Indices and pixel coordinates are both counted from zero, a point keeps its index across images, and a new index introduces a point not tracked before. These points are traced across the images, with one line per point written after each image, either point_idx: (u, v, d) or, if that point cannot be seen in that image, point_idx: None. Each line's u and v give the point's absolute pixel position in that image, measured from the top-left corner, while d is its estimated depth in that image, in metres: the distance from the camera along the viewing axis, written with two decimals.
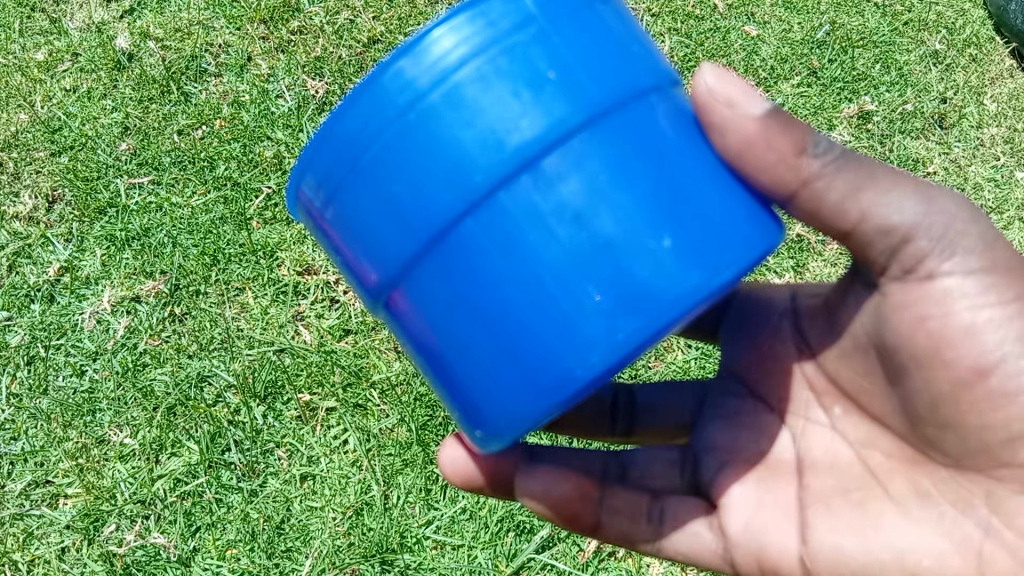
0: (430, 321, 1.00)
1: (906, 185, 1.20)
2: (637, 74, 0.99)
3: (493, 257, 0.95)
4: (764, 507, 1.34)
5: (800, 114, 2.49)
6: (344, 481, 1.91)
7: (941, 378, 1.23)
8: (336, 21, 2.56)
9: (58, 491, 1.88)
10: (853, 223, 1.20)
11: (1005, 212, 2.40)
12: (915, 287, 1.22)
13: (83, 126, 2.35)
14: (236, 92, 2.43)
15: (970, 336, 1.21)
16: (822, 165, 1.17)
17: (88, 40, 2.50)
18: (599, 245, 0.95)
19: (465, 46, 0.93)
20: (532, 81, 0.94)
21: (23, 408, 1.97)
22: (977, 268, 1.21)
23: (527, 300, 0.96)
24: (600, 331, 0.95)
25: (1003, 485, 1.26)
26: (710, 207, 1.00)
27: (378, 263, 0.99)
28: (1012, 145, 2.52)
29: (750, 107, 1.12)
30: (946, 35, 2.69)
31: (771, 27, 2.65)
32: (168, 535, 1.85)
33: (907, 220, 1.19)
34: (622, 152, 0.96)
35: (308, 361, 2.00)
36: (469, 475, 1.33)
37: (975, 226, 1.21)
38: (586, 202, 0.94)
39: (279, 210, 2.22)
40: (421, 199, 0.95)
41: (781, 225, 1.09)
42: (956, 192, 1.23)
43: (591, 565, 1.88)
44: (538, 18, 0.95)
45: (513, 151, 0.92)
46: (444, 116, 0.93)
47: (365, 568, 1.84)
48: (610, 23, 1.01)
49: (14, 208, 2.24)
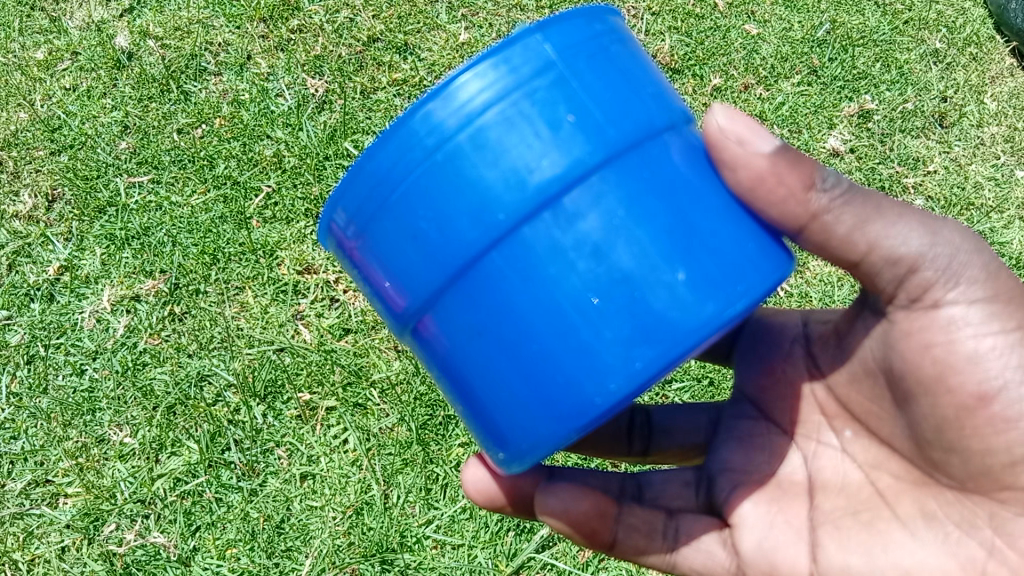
0: (454, 349, 1.03)
1: (913, 218, 1.21)
2: (652, 114, 1.01)
3: (516, 289, 0.97)
4: (776, 527, 1.34)
5: (800, 113, 2.49)
6: (344, 480, 1.91)
7: (945, 403, 1.23)
8: (337, 20, 2.57)
9: (58, 490, 1.88)
10: (862, 254, 1.21)
11: (1006, 212, 2.39)
12: (921, 315, 1.23)
13: (83, 125, 2.35)
14: (236, 91, 2.43)
15: (975, 363, 1.22)
16: (830, 199, 1.18)
17: (88, 39, 2.50)
18: (618, 278, 0.97)
19: (490, 91, 0.95)
20: (554, 123, 0.96)
21: (23, 407, 1.96)
22: (980, 297, 1.22)
23: (548, 330, 0.98)
24: (620, 361, 0.98)
25: (1006, 507, 1.25)
26: (722, 241, 1.03)
27: (405, 292, 1.01)
28: (1012, 144, 2.51)
29: (759, 143, 1.14)
30: (946, 33, 2.69)
31: (771, 25, 2.65)
32: (168, 534, 1.85)
33: (913, 250, 1.20)
34: (639, 189, 0.98)
35: (308, 360, 2.01)
36: (491, 494, 1.37)
37: (979, 258, 1.22)
38: (606, 238, 0.96)
39: (279, 208, 2.22)
40: (447, 235, 0.96)
41: (791, 255, 1.12)
42: (959, 223, 1.23)
43: (592, 564, 1.88)
44: (558, 63, 0.97)
45: (535, 190, 0.95)
46: (470, 157, 0.95)
47: (365, 568, 1.84)
48: (627, 63, 1.04)
49: (14, 208, 2.23)
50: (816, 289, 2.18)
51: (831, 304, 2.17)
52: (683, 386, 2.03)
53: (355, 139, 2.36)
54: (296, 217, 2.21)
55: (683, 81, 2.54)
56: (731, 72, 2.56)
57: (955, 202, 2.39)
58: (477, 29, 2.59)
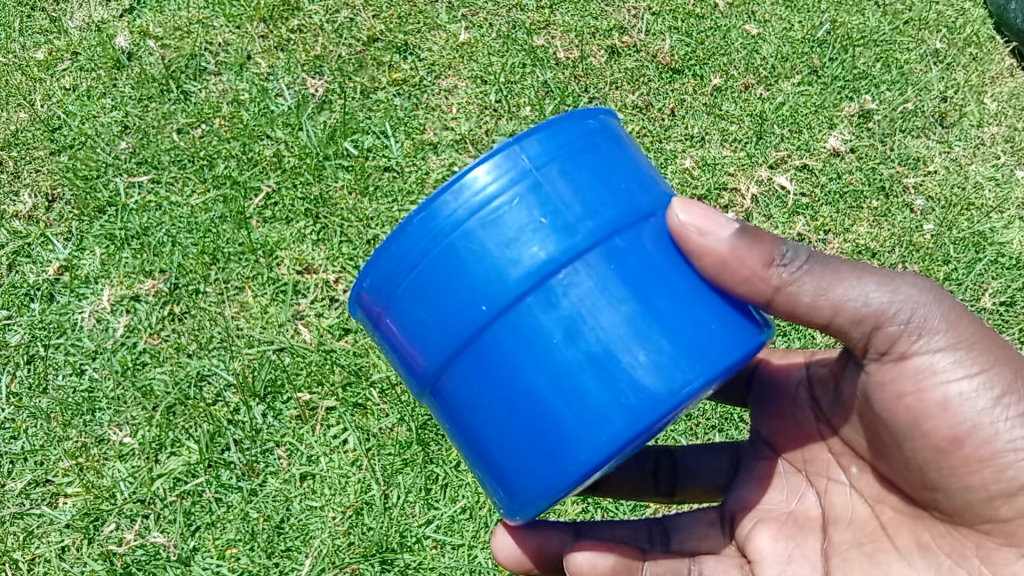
0: (464, 411, 1.09)
1: (874, 281, 1.21)
2: (641, 200, 1.08)
3: (516, 359, 1.03)
4: (792, 561, 1.38)
5: (800, 112, 2.49)
6: (344, 481, 1.90)
7: (923, 446, 1.25)
8: (336, 20, 2.57)
9: (58, 490, 1.88)
10: (829, 317, 1.21)
11: (1006, 212, 2.38)
12: (888, 368, 1.24)
13: (83, 125, 2.35)
14: (235, 91, 2.43)
15: (948, 408, 1.23)
16: (792, 272, 1.18)
17: (87, 39, 2.50)
18: (605, 350, 1.03)
19: (497, 184, 1.02)
20: (553, 212, 1.03)
21: (23, 407, 1.96)
22: (943, 347, 1.22)
23: (544, 396, 1.04)
24: (612, 424, 1.03)
25: (991, 538, 1.28)
26: (705, 310, 1.09)
27: (418, 362, 1.08)
28: (1012, 144, 2.50)
29: (719, 220, 1.12)
30: (946, 33, 2.69)
31: (772, 25, 2.65)
32: (168, 534, 1.85)
33: (874, 308, 1.20)
34: (629, 267, 1.04)
35: (307, 360, 2.01)
36: (519, 559, 1.42)
37: (938, 310, 1.22)
38: (596, 314, 1.03)
39: (279, 208, 2.22)
40: (454, 312, 1.03)
41: (767, 326, 1.16)
42: (918, 274, 1.24)
43: None
44: (557, 159, 1.05)
45: (534, 272, 1.01)
46: (476, 243, 1.02)
47: (365, 568, 1.83)
48: (619, 155, 1.11)
49: (14, 208, 2.23)
50: None
51: None
52: None
53: (355, 139, 2.37)
54: (296, 217, 2.22)
55: (683, 81, 2.54)
56: (731, 72, 2.56)
57: (956, 202, 2.36)
58: (477, 28, 2.59)
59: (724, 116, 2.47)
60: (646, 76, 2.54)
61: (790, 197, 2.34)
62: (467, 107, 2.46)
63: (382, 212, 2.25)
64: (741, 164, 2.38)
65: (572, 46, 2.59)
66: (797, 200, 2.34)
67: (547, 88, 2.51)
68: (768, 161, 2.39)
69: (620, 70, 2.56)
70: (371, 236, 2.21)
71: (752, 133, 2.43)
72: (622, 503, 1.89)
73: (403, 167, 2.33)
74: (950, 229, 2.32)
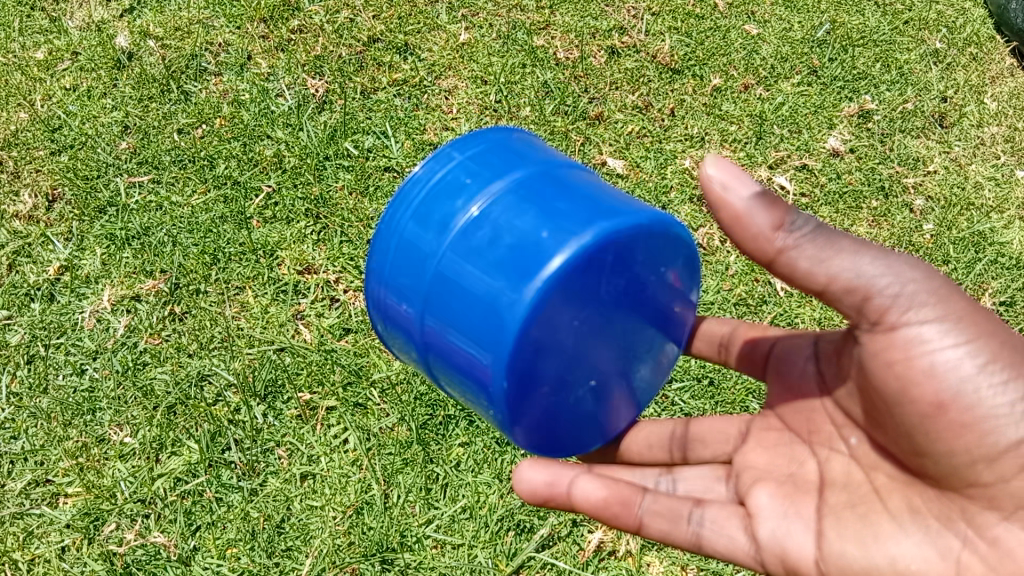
0: (430, 359, 1.26)
1: (868, 253, 1.24)
2: (523, 163, 1.25)
3: (440, 297, 1.19)
4: (788, 517, 1.36)
5: (800, 113, 2.49)
6: (344, 480, 1.89)
7: (909, 411, 1.26)
8: (336, 20, 2.61)
9: (58, 490, 1.87)
10: (824, 285, 1.25)
11: (1006, 212, 2.36)
12: (878, 337, 1.25)
13: (84, 125, 2.35)
14: (235, 91, 2.44)
15: (933, 375, 1.24)
16: (795, 239, 1.24)
17: (88, 39, 2.51)
18: (491, 283, 1.14)
19: (429, 161, 1.29)
20: (454, 183, 1.25)
21: (23, 407, 1.95)
22: (932, 317, 1.24)
23: (462, 326, 1.17)
24: (501, 342, 1.12)
25: (975, 502, 1.28)
26: (584, 222, 1.15)
27: (377, 311, 1.33)
28: (1012, 144, 2.49)
29: (743, 179, 1.23)
30: (946, 33, 2.71)
31: (771, 25, 2.68)
32: (168, 534, 1.83)
33: (869, 280, 1.23)
34: (516, 204, 1.19)
35: (308, 360, 2.01)
36: (536, 493, 1.40)
37: (925, 283, 1.25)
38: (485, 252, 1.16)
39: (279, 208, 2.23)
40: (394, 266, 1.26)
41: (675, 233, 1.25)
42: (910, 254, 1.27)
43: (592, 564, 1.84)
44: (461, 146, 1.29)
45: (448, 227, 1.21)
46: (409, 201, 1.27)
47: (365, 567, 1.81)
48: (519, 148, 1.31)
49: (14, 208, 2.23)
50: None
51: None
52: (683, 386, 2.02)
53: (355, 139, 2.37)
54: (296, 218, 2.23)
55: (683, 81, 2.55)
56: (731, 72, 2.57)
57: (956, 202, 2.35)
58: (477, 28, 2.61)
59: (724, 116, 2.47)
60: (646, 76, 2.55)
61: (790, 197, 2.34)
62: (468, 107, 2.46)
63: (382, 213, 2.25)
64: (741, 164, 2.38)
65: (572, 47, 2.60)
66: (797, 200, 2.33)
67: (547, 88, 2.51)
68: (768, 161, 2.39)
69: (620, 70, 2.56)
70: (371, 236, 2.21)
71: (752, 133, 2.44)
72: None
73: (403, 167, 2.33)
74: (950, 229, 2.30)
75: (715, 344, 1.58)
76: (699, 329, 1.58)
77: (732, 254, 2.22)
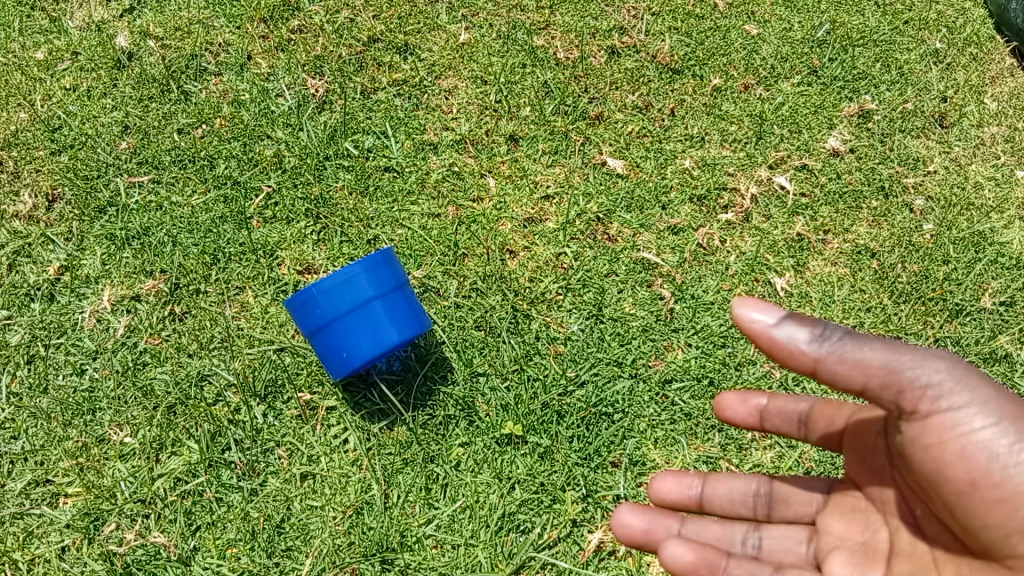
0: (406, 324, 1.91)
1: (896, 353, 1.19)
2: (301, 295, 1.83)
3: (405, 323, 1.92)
4: None
5: (800, 112, 2.49)
6: (344, 480, 1.89)
7: (944, 489, 1.24)
8: (337, 21, 2.60)
9: (58, 490, 1.86)
10: (861, 388, 1.21)
11: (1007, 211, 2.35)
12: (911, 425, 1.22)
13: (84, 125, 2.35)
14: (236, 91, 2.45)
15: (964, 458, 1.20)
16: (829, 349, 1.20)
17: (88, 39, 2.51)
18: None
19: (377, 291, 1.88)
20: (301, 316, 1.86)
21: (23, 407, 1.95)
22: (962, 400, 1.19)
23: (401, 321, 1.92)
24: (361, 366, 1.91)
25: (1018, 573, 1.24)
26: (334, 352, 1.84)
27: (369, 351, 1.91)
28: (1012, 144, 2.49)
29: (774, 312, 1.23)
30: (946, 33, 2.71)
31: (772, 25, 2.67)
32: (168, 533, 1.82)
33: (905, 380, 1.18)
34: None
35: (308, 360, 2.01)
36: (630, 535, 1.59)
37: (950, 370, 1.19)
38: None
39: (279, 208, 2.24)
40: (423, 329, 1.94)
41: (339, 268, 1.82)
42: (942, 351, 1.21)
43: (591, 564, 1.83)
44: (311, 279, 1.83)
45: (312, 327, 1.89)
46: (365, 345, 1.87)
47: (365, 567, 1.81)
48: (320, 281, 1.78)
49: (14, 208, 2.23)
50: (815, 289, 2.19)
51: (831, 304, 2.17)
52: (683, 386, 2.02)
53: (356, 139, 2.38)
54: (296, 217, 2.23)
55: (683, 81, 2.55)
56: (731, 72, 2.57)
57: (956, 202, 2.35)
58: (478, 28, 2.61)
59: (724, 116, 2.47)
60: (646, 76, 2.55)
61: (790, 197, 2.34)
62: (468, 108, 2.46)
63: (382, 212, 2.25)
64: (741, 163, 2.39)
65: (572, 46, 2.61)
66: (797, 200, 2.33)
67: (547, 87, 2.51)
68: (768, 161, 2.39)
69: (620, 70, 2.57)
70: (371, 236, 2.21)
71: (752, 133, 2.44)
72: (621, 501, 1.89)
73: (403, 167, 2.34)
74: (950, 229, 2.30)
75: (791, 419, 1.57)
76: (767, 407, 1.58)
77: (732, 254, 2.23)
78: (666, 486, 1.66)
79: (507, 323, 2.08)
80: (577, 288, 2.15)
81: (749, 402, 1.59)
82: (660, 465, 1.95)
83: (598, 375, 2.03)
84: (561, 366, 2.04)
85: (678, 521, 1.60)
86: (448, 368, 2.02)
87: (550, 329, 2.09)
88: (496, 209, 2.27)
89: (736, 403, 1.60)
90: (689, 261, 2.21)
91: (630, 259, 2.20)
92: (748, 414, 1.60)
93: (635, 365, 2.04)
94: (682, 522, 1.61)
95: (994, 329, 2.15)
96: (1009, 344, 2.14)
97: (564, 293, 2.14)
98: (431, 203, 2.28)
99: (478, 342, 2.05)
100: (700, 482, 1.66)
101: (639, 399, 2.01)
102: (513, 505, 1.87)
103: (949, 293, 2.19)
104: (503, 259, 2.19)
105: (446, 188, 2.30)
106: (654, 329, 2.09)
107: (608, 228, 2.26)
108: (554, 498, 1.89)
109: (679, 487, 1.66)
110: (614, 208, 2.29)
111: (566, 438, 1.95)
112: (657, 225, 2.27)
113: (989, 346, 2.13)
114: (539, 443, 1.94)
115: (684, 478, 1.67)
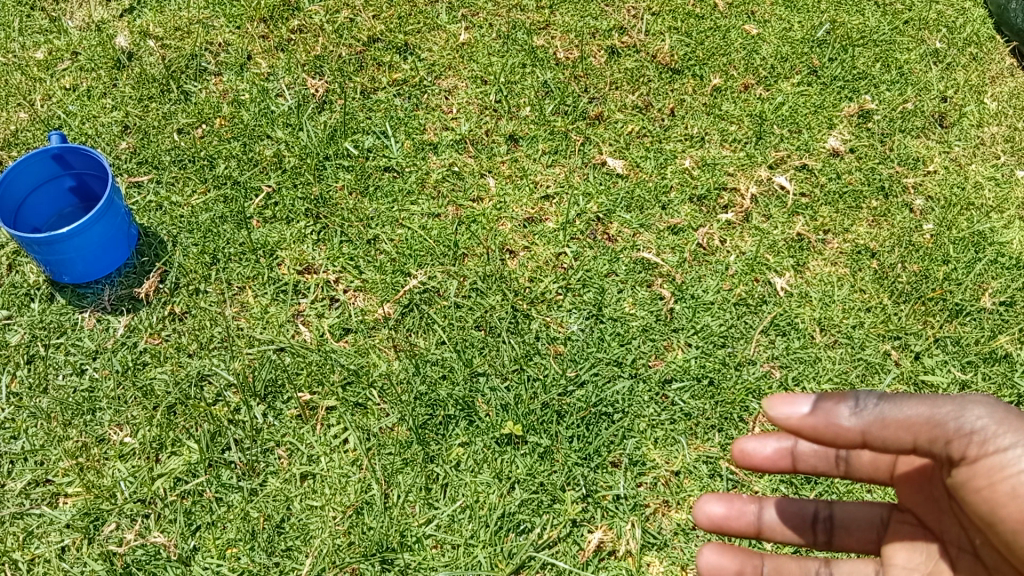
0: None
1: (935, 407, 1.19)
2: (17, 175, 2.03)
3: None
4: None
5: (800, 112, 2.49)
6: (344, 480, 1.88)
7: (1000, 528, 1.21)
8: (336, 19, 2.63)
9: (58, 490, 1.85)
10: (910, 447, 1.21)
11: (1007, 211, 2.33)
12: (961, 469, 1.22)
13: (83, 125, 2.35)
14: (235, 91, 2.46)
15: (1018, 497, 1.18)
16: (871, 421, 1.20)
17: (88, 40, 2.53)
18: None
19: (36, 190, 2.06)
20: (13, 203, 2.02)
21: (23, 407, 1.94)
22: (1008, 441, 1.17)
23: None
24: None
25: None
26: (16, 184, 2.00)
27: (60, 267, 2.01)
28: (1013, 143, 2.47)
29: (810, 400, 1.24)
30: (946, 33, 2.71)
31: (771, 25, 2.69)
32: (168, 533, 1.81)
33: (945, 434, 1.19)
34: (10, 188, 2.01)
35: (307, 360, 2.01)
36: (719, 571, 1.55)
37: (991, 413, 1.19)
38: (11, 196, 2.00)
39: (279, 208, 2.24)
40: None
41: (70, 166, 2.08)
42: (980, 396, 1.20)
43: (592, 564, 1.82)
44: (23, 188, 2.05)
45: None
46: None
47: (365, 567, 1.78)
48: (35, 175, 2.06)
49: None
50: (816, 289, 2.18)
51: (831, 304, 2.16)
52: (683, 386, 2.02)
53: (355, 139, 2.38)
54: (296, 217, 2.24)
55: (683, 81, 2.55)
56: (731, 72, 2.58)
57: (956, 202, 2.34)
58: (477, 29, 2.63)
59: (724, 116, 2.48)
60: (646, 76, 2.56)
61: (790, 197, 2.34)
62: (468, 107, 2.46)
63: (382, 212, 2.25)
64: (741, 163, 2.39)
65: (572, 47, 2.61)
66: (797, 200, 2.33)
67: (547, 87, 2.51)
68: (768, 161, 2.39)
69: (619, 70, 2.57)
70: (371, 235, 2.21)
71: (751, 133, 2.45)
72: (622, 501, 1.88)
73: (403, 167, 2.34)
74: (950, 229, 2.29)
75: (827, 457, 1.53)
76: (798, 449, 1.54)
77: (732, 254, 2.22)
78: (721, 512, 1.60)
79: (507, 323, 2.08)
80: (577, 288, 2.15)
81: (777, 445, 1.55)
82: (660, 465, 1.94)
83: (598, 375, 2.03)
84: (560, 366, 2.04)
85: (759, 559, 1.53)
86: (448, 367, 2.02)
87: (550, 328, 2.09)
88: (496, 209, 2.27)
89: (765, 447, 1.55)
90: (689, 261, 2.21)
91: (630, 258, 2.20)
92: (780, 457, 1.55)
93: (635, 365, 2.04)
94: (764, 559, 1.53)
95: (993, 329, 2.13)
96: (1009, 344, 2.12)
97: (564, 293, 2.14)
98: (431, 203, 2.28)
99: (478, 342, 2.06)
100: (756, 506, 1.60)
101: (639, 399, 2.01)
102: (511, 503, 1.86)
103: (949, 292, 2.18)
104: (503, 259, 2.19)
105: (446, 188, 2.31)
106: (654, 328, 2.09)
107: (608, 228, 2.26)
108: (554, 499, 1.88)
109: (736, 513, 1.60)
110: (614, 208, 2.29)
111: (566, 438, 1.95)
112: (657, 225, 2.27)
113: (989, 346, 2.11)
114: (539, 442, 1.94)
115: (738, 502, 1.61)
